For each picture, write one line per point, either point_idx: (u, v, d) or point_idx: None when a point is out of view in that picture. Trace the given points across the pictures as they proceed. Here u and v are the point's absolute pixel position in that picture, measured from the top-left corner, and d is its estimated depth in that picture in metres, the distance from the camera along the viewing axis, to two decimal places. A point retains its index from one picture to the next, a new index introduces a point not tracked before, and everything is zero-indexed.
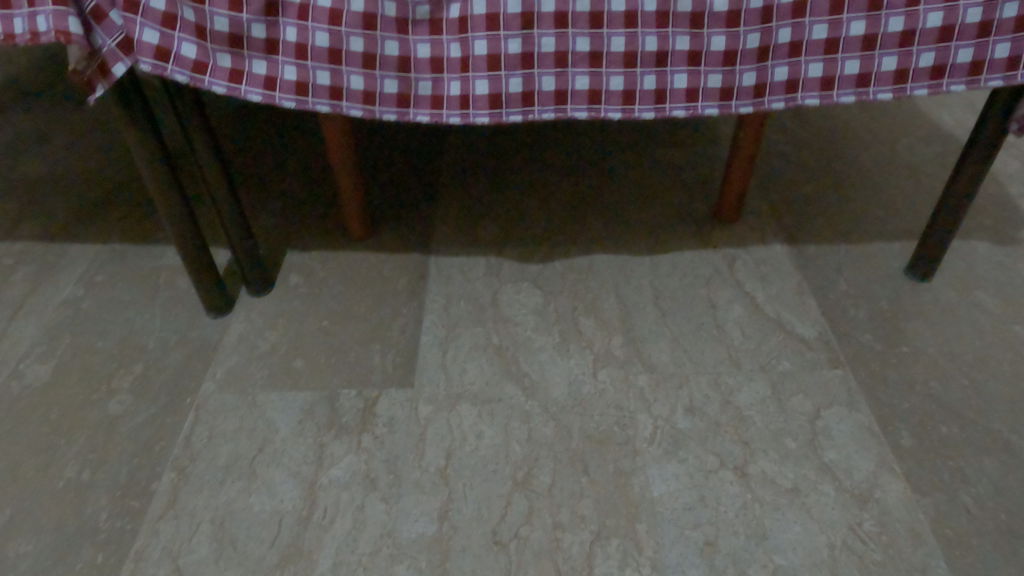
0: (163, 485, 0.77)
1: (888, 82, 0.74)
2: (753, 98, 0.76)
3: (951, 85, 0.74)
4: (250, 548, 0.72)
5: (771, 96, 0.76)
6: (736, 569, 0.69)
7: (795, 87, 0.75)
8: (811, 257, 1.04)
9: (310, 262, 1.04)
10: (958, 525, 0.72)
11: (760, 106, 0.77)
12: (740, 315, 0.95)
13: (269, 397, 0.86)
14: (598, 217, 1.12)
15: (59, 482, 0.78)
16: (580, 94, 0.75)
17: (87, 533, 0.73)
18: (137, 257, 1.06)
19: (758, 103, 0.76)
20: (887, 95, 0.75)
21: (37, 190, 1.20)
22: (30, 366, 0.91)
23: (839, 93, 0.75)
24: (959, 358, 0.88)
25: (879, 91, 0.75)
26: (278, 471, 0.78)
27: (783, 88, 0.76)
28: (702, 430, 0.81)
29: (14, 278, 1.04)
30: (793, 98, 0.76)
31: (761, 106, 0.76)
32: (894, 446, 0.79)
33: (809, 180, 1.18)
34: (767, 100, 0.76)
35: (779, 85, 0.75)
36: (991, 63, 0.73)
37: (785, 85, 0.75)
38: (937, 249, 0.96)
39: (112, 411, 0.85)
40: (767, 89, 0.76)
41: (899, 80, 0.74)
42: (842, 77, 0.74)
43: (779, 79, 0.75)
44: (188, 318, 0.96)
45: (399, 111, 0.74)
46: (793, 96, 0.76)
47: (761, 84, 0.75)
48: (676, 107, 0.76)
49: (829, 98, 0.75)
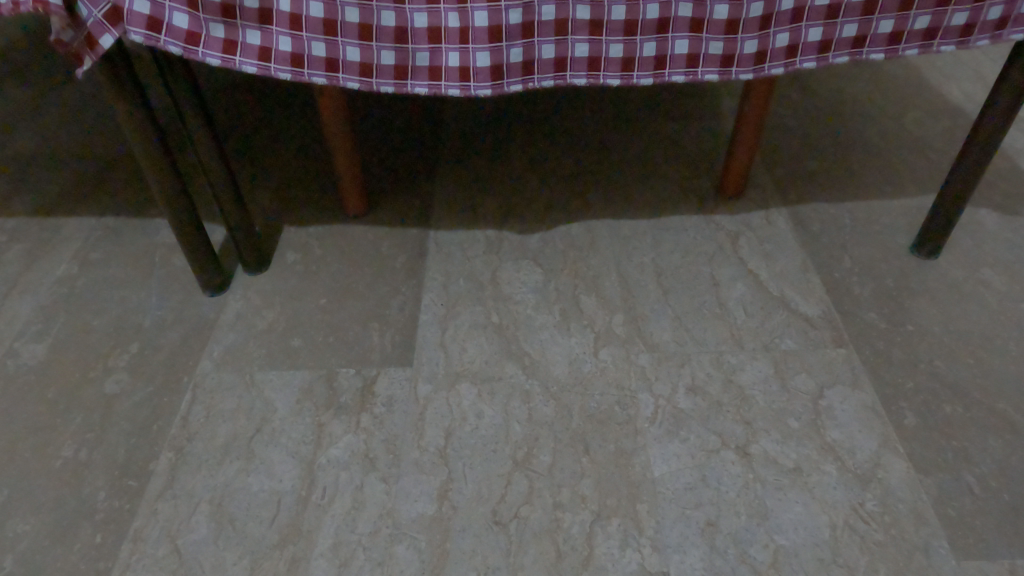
0: (160, 465, 0.77)
1: (882, 43, 0.73)
2: (754, 65, 0.74)
3: (941, 46, 0.73)
4: (249, 528, 0.71)
5: (771, 62, 0.74)
6: (737, 550, 0.69)
7: (794, 52, 0.73)
8: (817, 234, 1.02)
9: (307, 239, 1.03)
10: (961, 505, 0.72)
11: (760, 72, 0.75)
12: (743, 293, 0.94)
13: (267, 376, 0.85)
14: (599, 192, 1.10)
15: (57, 461, 0.77)
16: (579, 61, 0.73)
17: (85, 513, 0.73)
18: (132, 234, 1.05)
19: (759, 70, 0.74)
20: (880, 56, 0.73)
21: (30, 165, 1.18)
22: (25, 344, 0.90)
23: (833, 56, 0.73)
24: (965, 337, 0.87)
25: (873, 52, 0.73)
26: (277, 452, 0.77)
27: (783, 53, 0.73)
28: (704, 409, 0.80)
29: (7, 255, 1.03)
30: (792, 63, 0.74)
31: (761, 72, 0.75)
32: (897, 425, 0.78)
33: (816, 155, 1.16)
34: (767, 66, 0.74)
35: (780, 51, 0.73)
36: (984, 25, 0.72)
37: (784, 50, 0.73)
38: (946, 228, 0.94)
39: (109, 390, 0.84)
40: (768, 56, 0.74)
41: (893, 42, 0.73)
42: (840, 40, 0.72)
43: (780, 45, 0.73)
44: (184, 297, 0.95)
45: (397, 83, 0.72)
46: (792, 61, 0.74)
47: (762, 52, 0.73)
48: (675, 72, 0.74)
49: (824, 61, 0.74)
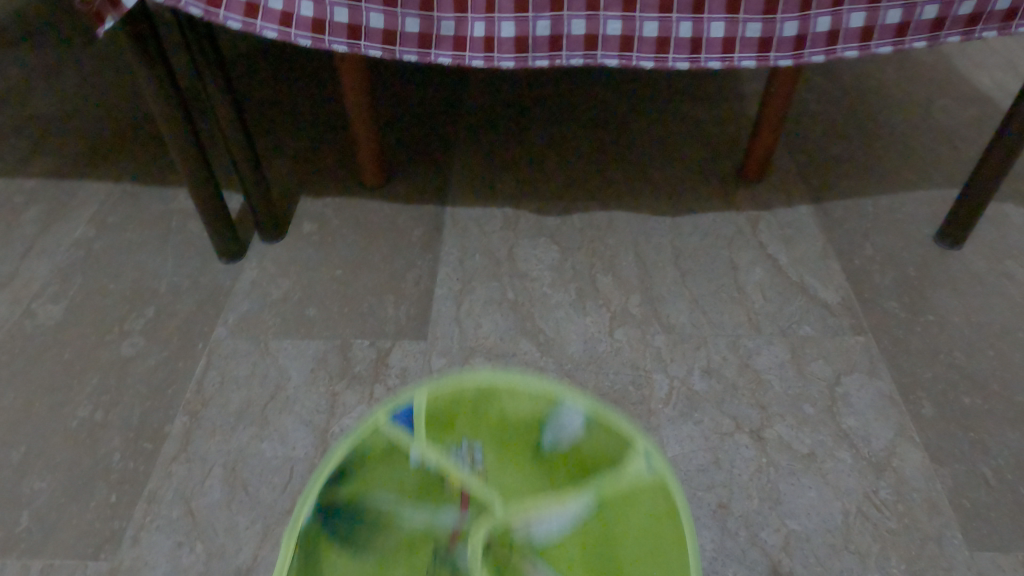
0: (175, 428, 0.77)
1: (925, 30, 0.70)
2: (793, 50, 0.72)
3: (984, 31, 0.70)
4: (262, 493, 0.72)
5: (811, 48, 0.71)
6: (748, 533, 0.69)
7: (835, 39, 0.71)
8: (839, 221, 1.00)
9: (323, 209, 1.02)
10: (975, 496, 0.71)
11: (799, 59, 0.72)
12: (761, 277, 0.93)
13: (282, 344, 0.85)
14: (619, 172, 1.09)
15: (73, 421, 0.78)
16: (611, 40, 0.71)
17: (101, 473, 0.74)
18: (149, 199, 1.05)
19: (798, 56, 0.72)
20: (921, 44, 0.71)
21: (47, 127, 1.17)
22: (43, 305, 0.90)
23: (875, 44, 0.71)
24: (986, 329, 0.86)
25: (916, 40, 0.71)
26: (290, 419, 0.78)
27: (824, 39, 0.71)
28: (719, 392, 0.80)
29: (25, 216, 1.03)
30: (833, 51, 0.71)
31: (801, 59, 0.72)
32: (913, 414, 0.78)
33: (840, 140, 1.14)
34: (806, 52, 0.72)
35: (821, 36, 0.71)
36: None
37: (825, 36, 0.71)
38: (972, 218, 0.93)
39: (125, 352, 0.85)
40: (808, 41, 0.71)
41: (936, 29, 0.70)
42: (882, 27, 0.70)
43: (821, 30, 0.70)
44: (201, 263, 0.95)
45: (421, 52, 0.71)
46: (833, 49, 0.71)
47: (802, 36, 0.71)
48: (710, 57, 0.72)
49: (867, 49, 0.71)
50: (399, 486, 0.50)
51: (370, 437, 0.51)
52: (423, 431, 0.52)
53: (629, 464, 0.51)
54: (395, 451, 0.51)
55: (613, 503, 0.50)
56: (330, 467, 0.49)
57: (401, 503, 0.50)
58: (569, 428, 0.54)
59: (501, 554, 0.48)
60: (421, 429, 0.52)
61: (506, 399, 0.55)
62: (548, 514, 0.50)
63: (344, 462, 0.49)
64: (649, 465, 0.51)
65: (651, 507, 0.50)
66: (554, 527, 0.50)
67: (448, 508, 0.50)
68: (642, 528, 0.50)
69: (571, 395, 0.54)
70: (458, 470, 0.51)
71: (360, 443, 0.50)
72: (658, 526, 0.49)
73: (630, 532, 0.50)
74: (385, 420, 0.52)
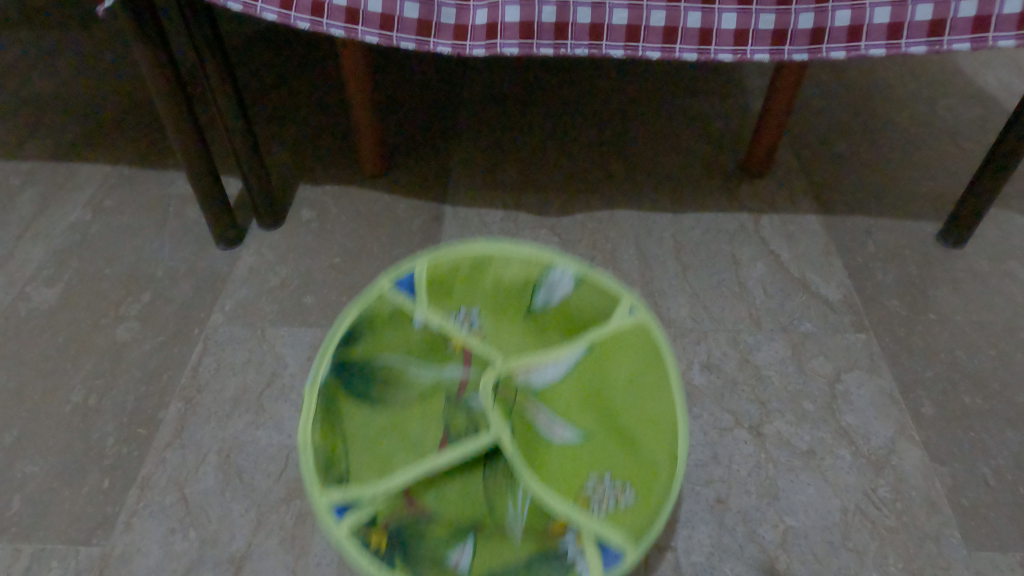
0: (170, 414, 0.76)
1: (965, 30, 0.67)
2: (810, 44, 0.70)
3: None
4: (256, 481, 0.71)
5: (830, 44, 0.69)
6: (746, 528, 0.68)
7: (857, 34, 0.68)
8: (841, 218, 1.00)
9: (322, 196, 1.01)
10: (975, 495, 0.71)
11: (817, 54, 0.70)
12: (763, 273, 0.92)
13: (279, 331, 0.84)
14: (621, 165, 1.08)
15: (66, 405, 0.77)
16: (617, 29, 0.70)
17: (94, 458, 0.73)
18: (146, 183, 1.03)
19: (815, 50, 0.70)
20: (964, 46, 0.68)
21: (44, 109, 1.16)
22: (37, 289, 0.89)
23: (907, 42, 0.68)
24: (988, 328, 0.86)
25: (955, 41, 0.68)
26: (286, 407, 0.77)
27: (844, 35, 0.68)
28: (718, 387, 0.79)
29: (21, 199, 1.02)
30: (855, 48, 0.69)
31: (818, 54, 0.70)
32: (914, 413, 0.77)
33: (844, 137, 1.14)
34: (825, 48, 0.69)
35: (840, 31, 0.68)
36: None
37: (846, 31, 0.68)
38: (976, 217, 0.92)
39: (120, 336, 0.84)
40: (826, 35, 0.69)
41: (978, 30, 0.67)
42: (913, 24, 0.67)
43: (840, 24, 0.68)
44: (198, 249, 0.94)
45: (419, 40, 0.70)
46: (855, 46, 0.69)
47: (819, 29, 0.69)
48: (721, 49, 0.70)
49: (896, 48, 0.68)
50: (407, 348, 0.64)
51: (377, 304, 0.65)
52: (423, 296, 0.66)
53: (616, 315, 0.65)
54: (400, 315, 0.65)
55: (603, 349, 0.64)
56: (338, 337, 0.63)
57: (412, 360, 0.64)
58: (560, 287, 0.67)
59: (509, 395, 0.63)
60: (420, 294, 0.66)
61: (499, 268, 0.67)
62: (544, 365, 0.64)
63: (353, 328, 0.63)
64: (631, 313, 0.65)
65: (638, 356, 0.63)
66: (552, 371, 0.64)
67: (452, 362, 0.64)
68: (632, 368, 0.63)
69: (558, 259, 0.66)
70: (459, 331, 0.66)
71: (365, 309, 0.65)
72: (645, 371, 0.62)
73: (618, 372, 0.63)
74: (389, 287, 0.66)
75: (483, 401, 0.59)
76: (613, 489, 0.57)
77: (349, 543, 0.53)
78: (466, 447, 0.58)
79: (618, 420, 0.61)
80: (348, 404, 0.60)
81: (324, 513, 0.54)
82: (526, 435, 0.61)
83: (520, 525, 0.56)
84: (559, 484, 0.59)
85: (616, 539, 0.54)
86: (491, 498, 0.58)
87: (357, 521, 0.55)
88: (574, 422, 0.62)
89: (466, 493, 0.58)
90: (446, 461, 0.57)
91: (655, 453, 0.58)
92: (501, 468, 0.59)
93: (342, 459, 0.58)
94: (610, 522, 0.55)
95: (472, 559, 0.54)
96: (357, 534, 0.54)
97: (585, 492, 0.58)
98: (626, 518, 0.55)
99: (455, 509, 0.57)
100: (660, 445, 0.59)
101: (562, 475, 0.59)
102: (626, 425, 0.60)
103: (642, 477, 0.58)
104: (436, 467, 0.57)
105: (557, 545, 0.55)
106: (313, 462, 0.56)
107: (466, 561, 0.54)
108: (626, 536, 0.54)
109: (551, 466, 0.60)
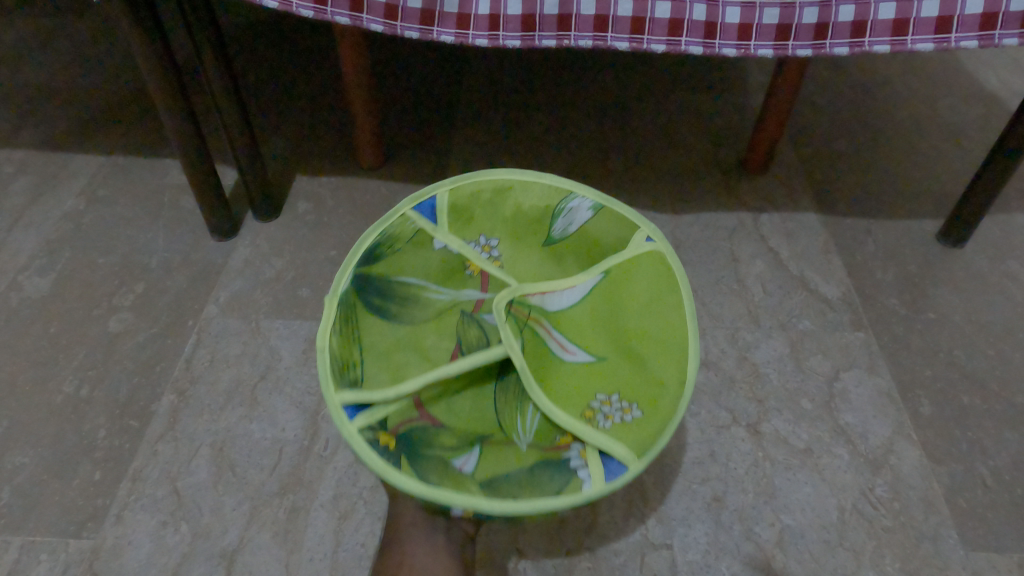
0: (163, 406, 0.75)
1: (973, 27, 0.66)
2: (814, 40, 0.69)
3: None
4: (250, 474, 0.70)
5: (834, 39, 0.68)
6: (742, 526, 0.68)
7: (861, 30, 0.67)
8: (841, 216, 0.99)
9: (319, 188, 1.00)
10: (972, 495, 0.70)
11: (820, 49, 0.69)
12: (762, 270, 0.92)
13: (274, 324, 0.84)
14: (620, 160, 1.08)
15: (57, 396, 0.76)
16: (622, 21, 0.68)
17: (85, 450, 0.72)
18: (141, 173, 1.02)
19: (819, 46, 0.69)
20: (971, 43, 0.66)
21: (38, 97, 1.15)
22: (29, 278, 0.88)
23: (912, 39, 0.67)
24: (986, 328, 0.85)
25: (963, 38, 0.66)
26: (281, 400, 0.76)
27: (848, 30, 0.68)
28: (716, 385, 0.79)
29: (13, 187, 1.01)
30: (859, 43, 0.68)
31: (822, 50, 0.69)
32: (912, 412, 0.77)
33: (844, 134, 1.13)
34: (828, 43, 0.69)
35: (845, 26, 0.67)
36: None
37: (850, 27, 0.67)
38: (976, 217, 0.92)
39: (113, 327, 0.83)
40: (829, 30, 0.68)
41: (985, 27, 0.65)
42: (918, 20, 0.66)
43: (844, 19, 0.67)
44: (192, 240, 0.93)
45: (423, 29, 0.68)
46: (859, 42, 0.68)
47: (823, 24, 0.68)
48: (725, 44, 0.70)
49: (901, 45, 0.67)
50: (426, 268, 0.61)
51: (399, 224, 0.62)
52: (445, 221, 0.64)
53: (633, 242, 0.63)
54: (421, 237, 0.62)
55: (621, 275, 0.62)
56: (361, 255, 0.60)
57: (429, 281, 0.61)
58: (579, 215, 0.65)
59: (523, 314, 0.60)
60: (441, 219, 0.64)
61: (517, 195, 0.65)
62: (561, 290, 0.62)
63: (375, 247, 0.61)
64: (649, 241, 0.63)
65: (655, 280, 0.60)
66: (567, 295, 0.62)
67: (470, 286, 0.61)
68: (650, 292, 0.60)
69: (579, 189, 0.65)
70: (477, 256, 0.63)
71: (387, 230, 0.62)
72: (661, 294, 0.60)
73: (636, 296, 0.60)
74: (411, 210, 0.64)
75: (497, 314, 0.57)
76: (622, 406, 0.55)
77: (359, 441, 0.51)
78: (479, 357, 0.55)
79: (631, 341, 0.58)
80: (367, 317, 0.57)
81: (336, 411, 0.52)
82: (537, 354, 0.58)
83: (529, 439, 0.54)
84: (566, 400, 0.56)
85: (621, 450, 0.51)
86: (501, 413, 0.56)
87: (370, 421, 0.52)
88: (587, 344, 0.59)
89: (477, 411, 0.56)
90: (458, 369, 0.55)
91: (669, 372, 0.55)
92: (511, 387, 0.57)
93: (354, 364, 0.55)
94: (617, 434, 0.53)
95: (477, 468, 0.51)
96: (366, 434, 0.51)
97: (592, 406, 0.55)
98: (635, 432, 0.53)
99: (464, 423, 0.55)
100: (674, 366, 0.56)
101: (571, 392, 0.56)
102: (639, 346, 0.58)
103: (655, 396, 0.55)
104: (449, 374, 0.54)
105: (564, 455, 0.52)
106: (328, 366, 0.54)
107: (471, 469, 0.51)
108: (633, 448, 0.52)
109: (561, 386, 0.57)
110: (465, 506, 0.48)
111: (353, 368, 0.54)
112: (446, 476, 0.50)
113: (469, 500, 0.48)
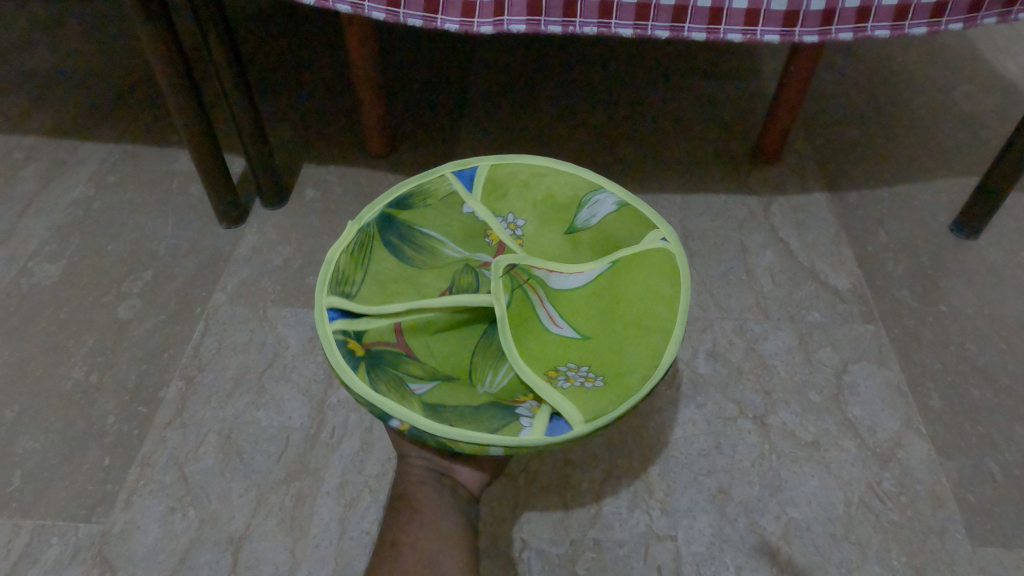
0: (171, 393, 0.76)
1: (962, 10, 0.65)
2: (820, 25, 0.67)
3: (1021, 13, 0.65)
4: (256, 461, 0.71)
5: (840, 24, 0.66)
6: (747, 519, 0.68)
7: (865, 16, 0.66)
8: (853, 206, 0.98)
9: (326, 176, 1.00)
10: (981, 491, 0.70)
11: (826, 35, 0.67)
12: (771, 261, 0.91)
13: (281, 312, 0.84)
14: (629, 148, 1.07)
15: (67, 382, 0.77)
16: (626, 8, 0.66)
17: (94, 435, 0.73)
18: (150, 160, 1.02)
19: (825, 31, 0.67)
20: (957, 25, 0.66)
21: (48, 83, 1.15)
22: (39, 265, 0.89)
23: (910, 23, 0.66)
24: (999, 321, 0.84)
25: (951, 22, 0.66)
26: (287, 388, 0.76)
27: (853, 17, 0.66)
28: (723, 376, 0.78)
29: (24, 174, 1.01)
30: (863, 29, 0.66)
31: (827, 35, 0.67)
32: (921, 406, 0.76)
33: (858, 123, 1.11)
34: (834, 29, 0.67)
35: (850, 12, 0.66)
36: None
37: (855, 13, 0.65)
38: (992, 208, 0.90)
39: (122, 314, 0.83)
40: (836, 17, 0.66)
41: (973, 10, 0.65)
42: (918, 6, 0.64)
43: (851, 6, 0.65)
44: (200, 227, 0.93)
45: (426, 16, 0.66)
46: (863, 27, 0.66)
47: (830, 10, 0.65)
48: (731, 29, 0.67)
49: (900, 29, 0.66)
50: (447, 226, 0.62)
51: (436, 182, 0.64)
52: (479, 191, 0.64)
53: (646, 239, 0.60)
54: (452, 199, 0.63)
55: (625, 266, 0.60)
56: (395, 198, 0.63)
57: (450, 237, 0.62)
58: (604, 208, 0.63)
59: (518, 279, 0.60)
60: (477, 189, 0.64)
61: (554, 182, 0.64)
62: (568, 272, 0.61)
63: (409, 193, 0.63)
64: (662, 241, 0.60)
65: (654, 272, 0.58)
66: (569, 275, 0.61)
67: (484, 251, 0.62)
68: (646, 282, 0.58)
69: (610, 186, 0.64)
70: (500, 230, 0.63)
71: (423, 184, 0.64)
72: (657, 284, 0.57)
73: (631, 282, 0.58)
74: (452, 174, 0.65)
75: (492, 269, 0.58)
76: (586, 374, 0.54)
77: (330, 339, 0.53)
78: (465, 298, 0.57)
79: (617, 322, 0.57)
80: (374, 245, 0.60)
81: (319, 309, 0.55)
82: (522, 315, 0.59)
83: (490, 390, 0.54)
84: (541, 361, 0.56)
85: (569, 409, 0.50)
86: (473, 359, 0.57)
87: (346, 326, 0.55)
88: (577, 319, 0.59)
89: (454, 356, 0.57)
90: (441, 304, 0.56)
91: (639, 358, 0.53)
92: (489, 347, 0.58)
93: (354, 280, 0.57)
94: (570, 396, 0.52)
95: (428, 395, 0.52)
96: (340, 337, 0.54)
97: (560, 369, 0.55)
98: (586, 399, 0.51)
99: (438, 360, 0.56)
100: (647, 349, 0.53)
101: (548, 356, 0.56)
102: (623, 326, 0.56)
103: (619, 375, 0.53)
104: (435, 307, 0.57)
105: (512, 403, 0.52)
106: (328, 273, 0.57)
107: (422, 392, 0.52)
108: (579, 410, 0.51)
109: (543, 351, 0.57)
110: (401, 420, 0.49)
111: (349, 282, 0.57)
112: (394, 389, 0.51)
113: (407, 413, 0.49)
